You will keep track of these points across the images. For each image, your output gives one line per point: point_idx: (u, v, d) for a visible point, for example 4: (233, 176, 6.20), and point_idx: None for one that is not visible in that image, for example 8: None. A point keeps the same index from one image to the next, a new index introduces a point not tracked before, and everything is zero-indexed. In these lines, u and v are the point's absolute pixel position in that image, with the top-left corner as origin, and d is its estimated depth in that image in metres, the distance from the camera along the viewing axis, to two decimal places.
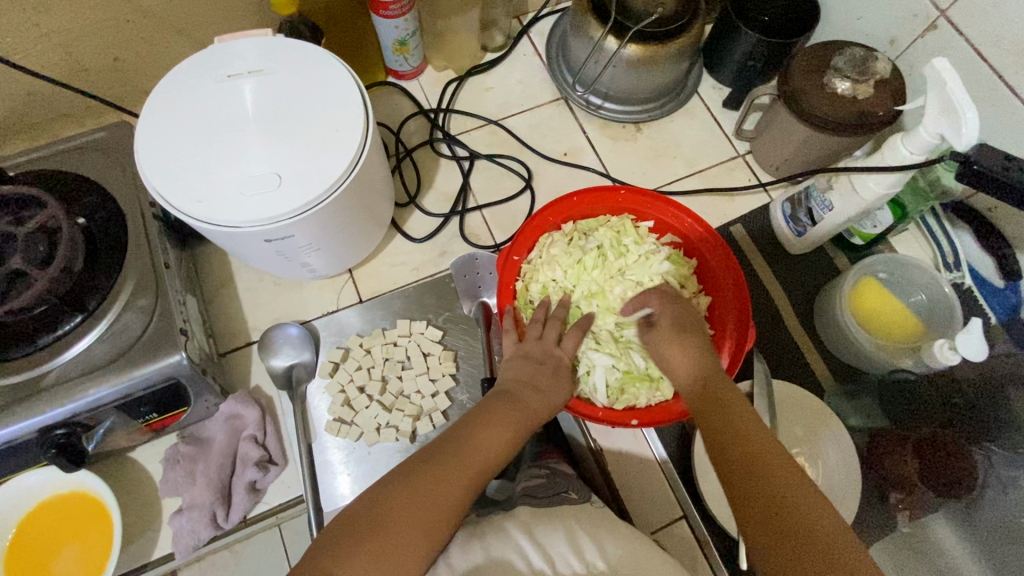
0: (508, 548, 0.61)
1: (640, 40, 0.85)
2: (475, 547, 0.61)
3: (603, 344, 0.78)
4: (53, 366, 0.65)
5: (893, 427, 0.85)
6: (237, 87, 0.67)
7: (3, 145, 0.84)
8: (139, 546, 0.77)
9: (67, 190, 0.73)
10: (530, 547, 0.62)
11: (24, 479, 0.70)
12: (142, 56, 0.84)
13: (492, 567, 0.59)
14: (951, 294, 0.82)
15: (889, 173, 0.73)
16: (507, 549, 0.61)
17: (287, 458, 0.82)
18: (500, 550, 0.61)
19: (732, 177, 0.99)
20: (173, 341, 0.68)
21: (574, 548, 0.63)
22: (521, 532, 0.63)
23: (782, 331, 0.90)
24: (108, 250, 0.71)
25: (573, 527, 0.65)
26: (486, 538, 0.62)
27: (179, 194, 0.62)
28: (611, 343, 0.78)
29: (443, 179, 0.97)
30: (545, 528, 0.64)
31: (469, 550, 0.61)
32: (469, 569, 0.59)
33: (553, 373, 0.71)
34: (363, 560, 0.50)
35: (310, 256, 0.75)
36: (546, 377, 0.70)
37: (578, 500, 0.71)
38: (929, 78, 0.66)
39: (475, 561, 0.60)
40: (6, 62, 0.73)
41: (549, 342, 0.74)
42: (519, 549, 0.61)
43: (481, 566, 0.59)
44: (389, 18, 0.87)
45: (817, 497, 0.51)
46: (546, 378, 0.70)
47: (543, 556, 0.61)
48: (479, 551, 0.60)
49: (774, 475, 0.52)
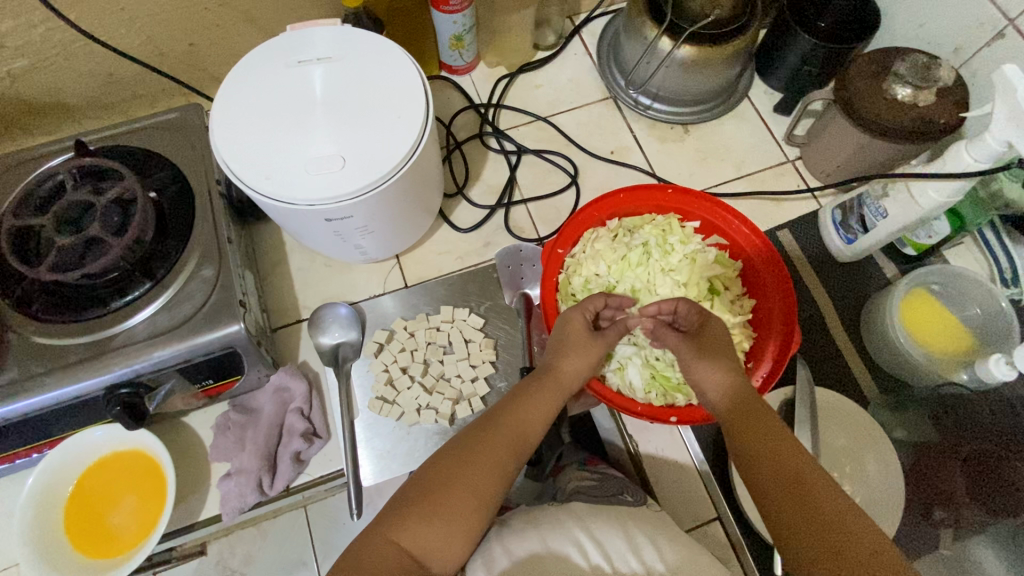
0: (565, 541, 0.62)
1: (695, 41, 0.86)
2: (531, 536, 0.62)
3: (640, 343, 0.80)
4: (121, 329, 0.69)
5: (941, 442, 0.83)
6: (307, 73, 0.70)
7: (84, 121, 0.90)
8: (190, 505, 0.80)
9: (143, 165, 0.78)
10: (587, 541, 0.62)
11: (91, 434, 0.74)
12: (216, 43, 0.88)
13: (551, 559, 0.60)
14: (1007, 309, 0.80)
15: (950, 181, 0.71)
16: (563, 541, 0.62)
17: (330, 432, 0.85)
18: (557, 542, 0.62)
19: (782, 182, 0.98)
20: (233, 312, 0.71)
21: (632, 547, 0.63)
22: (576, 526, 0.63)
23: (827, 339, 0.89)
24: (176, 223, 0.74)
25: (630, 527, 0.65)
26: (541, 528, 0.63)
27: (249, 171, 0.65)
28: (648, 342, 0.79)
29: (490, 172, 0.99)
30: (602, 524, 0.64)
31: (527, 537, 0.62)
32: (526, 555, 0.60)
33: (588, 338, 0.71)
34: (421, 527, 0.54)
35: (363, 238, 0.78)
36: (581, 339, 0.70)
37: (633, 502, 0.72)
38: (998, 83, 0.64)
39: (534, 549, 0.61)
40: (95, 42, 0.78)
41: (569, 332, 0.71)
42: (576, 542, 0.62)
43: (538, 554, 0.61)
44: (448, 13, 0.90)
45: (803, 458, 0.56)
46: (580, 343, 0.70)
47: (601, 552, 0.62)
48: (537, 540, 0.62)
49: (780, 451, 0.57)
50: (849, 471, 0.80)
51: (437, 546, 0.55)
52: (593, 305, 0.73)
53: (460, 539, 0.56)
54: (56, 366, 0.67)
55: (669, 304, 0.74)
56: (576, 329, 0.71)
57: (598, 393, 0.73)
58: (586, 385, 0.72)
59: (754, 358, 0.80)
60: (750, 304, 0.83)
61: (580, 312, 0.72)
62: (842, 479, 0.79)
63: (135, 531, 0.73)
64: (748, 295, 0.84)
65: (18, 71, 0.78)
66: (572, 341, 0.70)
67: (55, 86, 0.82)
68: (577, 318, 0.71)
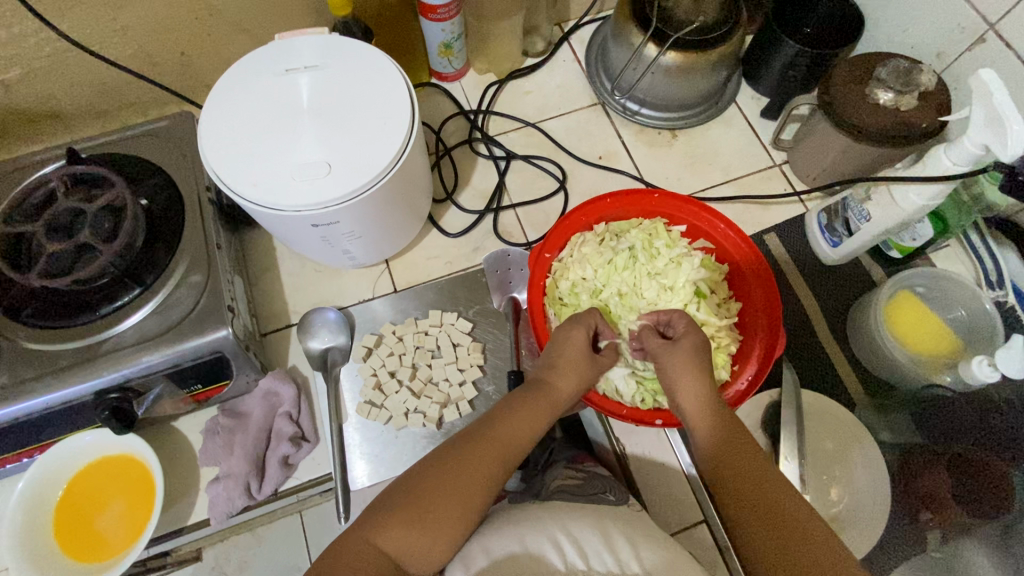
0: (542, 541, 0.62)
1: (680, 47, 0.87)
2: (510, 535, 0.62)
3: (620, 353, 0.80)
4: (109, 335, 0.69)
5: (928, 443, 0.83)
6: (295, 81, 0.71)
7: (78, 129, 0.91)
8: (179, 509, 0.81)
9: (134, 172, 0.79)
10: (565, 540, 0.62)
11: (80, 439, 0.75)
12: (206, 52, 0.89)
13: (527, 560, 0.59)
14: (992, 311, 0.81)
15: (931, 184, 0.72)
16: (540, 542, 0.62)
17: (318, 436, 0.85)
18: (535, 542, 0.61)
19: (768, 186, 0.99)
20: (221, 317, 0.71)
21: (609, 546, 0.62)
22: (557, 527, 0.64)
23: (814, 342, 0.89)
24: (165, 229, 0.75)
25: (610, 529, 0.65)
26: (522, 529, 0.63)
27: (237, 179, 0.66)
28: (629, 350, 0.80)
29: (479, 177, 1.00)
30: (580, 525, 0.65)
31: (506, 537, 0.62)
32: (504, 555, 0.60)
33: (582, 355, 0.71)
34: (403, 530, 0.55)
35: (351, 243, 0.78)
36: (575, 353, 0.71)
37: (615, 501, 0.72)
38: (975, 89, 0.65)
39: (512, 549, 0.60)
40: (87, 52, 0.80)
41: (564, 350, 0.71)
42: (554, 541, 0.62)
43: (516, 555, 0.60)
44: (436, 21, 0.91)
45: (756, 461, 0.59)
46: (575, 358, 0.71)
47: (577, 552, 0.61)
48: (516, 540, 0.61)
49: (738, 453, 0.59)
50: (834, 473, 0.80)
51: (419, 551, 0.55)
52: (592, 322, 0.74)
53: (442, 544, 0.56)
54: (45, 371, 0.68)
55: (667, 314, 0.74)
56: (574, 346, 0.71)
57: (597, 404, 0.74)
58: (583, 397, 0.73)
59: (739, 361, 0.80)
60: (735, 307, 0.83)
61: (579, 329, 0.72)
62: (828, 483, 0.79)
63: (122, 535, 0.74)
64: (734, 299, 0.84)
65: (12, 80, 0.79)
66: (567, 358, 0.71)
67: (49, 95, 0.83)
68: (576, 335, 0.72)
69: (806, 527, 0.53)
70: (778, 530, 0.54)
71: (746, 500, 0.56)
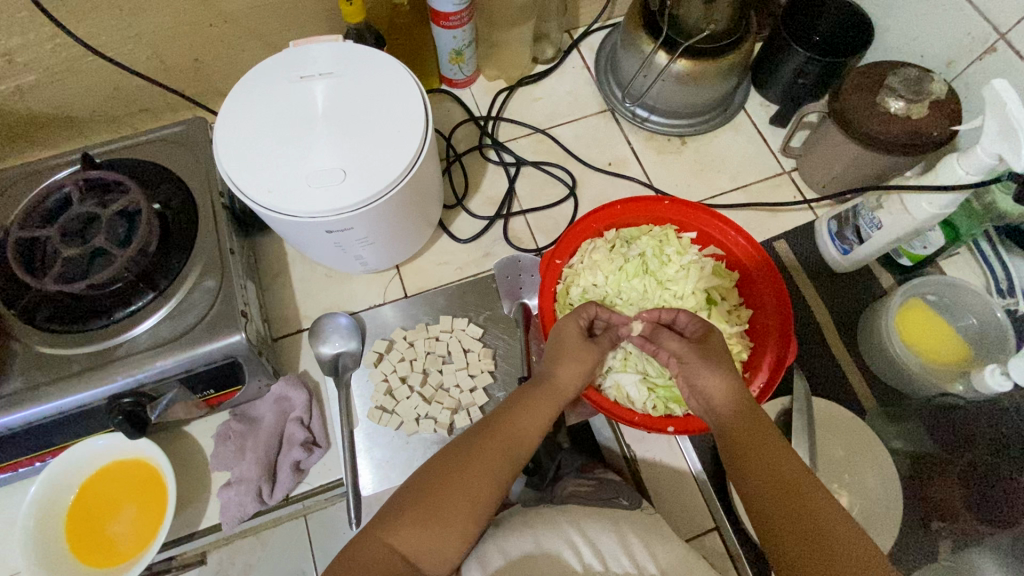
0: (557, 540, 0.63)
1: (690, 55, 0.87)
2: (526, 536, 0.63)
3: (629, 362, 0.80)
4: (123, 340, 0.69)
5: (938, 453, 0.85)
6: (309, 87, 0.72)
7: (90, 134, 0.92)
8: (190, 514, 0.81)
9: (148, 177, 0.79)
10: (579, 538, 0.63)
11: (93, 443, 0.75)
12: (220, 58, 0.89)
13: (542, 558, 0.61)
14: (1003, 319, 0.80)
15: (945, 193, 0.72)
16: (556, 540, 0.63)
17: (329, 441, 0.85)
18: (551, 541, 0.63)
19: (777, 192, 0.99)
20: (235, 322, 0.72)
21: (625, 549, 0.64)
22: (572, 526, 0.65)
23: (825, 349, 0.89)
24: (179, 234, 0.75)
25: (624, 528, 0.66)
26: (536, 527, 0.64)
27: (252, 185, 0.66)
28: (636, 360, 0.80)
29: (489, 183, 1.00)
30: (595, 524, 0.66)
31: (521, 537, 0.63)
32: (520, 555, 0.61)
33: (579, 342, 0.72)
34: (414, 529, 0.55)
35: (364, 249, 0.79)
36: (573, 344, 0.71)
37: (629, 505, 0.72)
38: (988, 99, 0.66)
39: (527, 549, 0.62)
40: (102, 58, 0.80)
41: (562, 340, 0.72)
42: (569, 542, 0.63)
43: (531, 554, 0.61)
44: (448, 29, 0.91)
45: (790, 459, 0.57)
46: (574, 349, 0.71)
47: (593, 552, 0.63)
48: (530, 539, 0.62)
49: (766, 455, 0.58)
50: (847, 481, 0.80)
51: (432, 548, 0.55)
52: (587, 312, 0.76)
53: (454, 540, 0.56)
54: (59, 375, 0.68)
55: (670, 312, 0.75)
56: (570, 337, 0.72)
57: (594, 401, 0.74)
58: (581, 392, 0.73)
59: (750, 368, 0.80)
60: (746, 314, 0.83)
61: (573, 321, 0.74)
62: (839, 489, 0.79)
63: (134, 541, 0.74)
64: (745, 306, 0.85)
65: (27, 86, 0.80)
66: (566, 347, 0.71)
67: (63, 101, 0.84)
68: (570, 327, 0.73)
69: (825, 527, 0.52)
70: (805, 531, 0.52)
71: (790, 538, 0.52)
